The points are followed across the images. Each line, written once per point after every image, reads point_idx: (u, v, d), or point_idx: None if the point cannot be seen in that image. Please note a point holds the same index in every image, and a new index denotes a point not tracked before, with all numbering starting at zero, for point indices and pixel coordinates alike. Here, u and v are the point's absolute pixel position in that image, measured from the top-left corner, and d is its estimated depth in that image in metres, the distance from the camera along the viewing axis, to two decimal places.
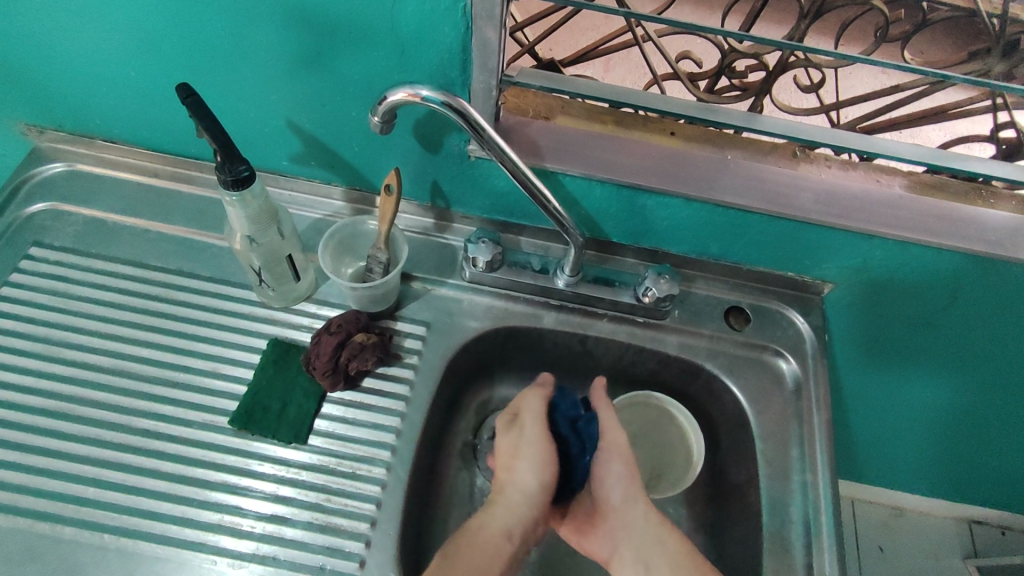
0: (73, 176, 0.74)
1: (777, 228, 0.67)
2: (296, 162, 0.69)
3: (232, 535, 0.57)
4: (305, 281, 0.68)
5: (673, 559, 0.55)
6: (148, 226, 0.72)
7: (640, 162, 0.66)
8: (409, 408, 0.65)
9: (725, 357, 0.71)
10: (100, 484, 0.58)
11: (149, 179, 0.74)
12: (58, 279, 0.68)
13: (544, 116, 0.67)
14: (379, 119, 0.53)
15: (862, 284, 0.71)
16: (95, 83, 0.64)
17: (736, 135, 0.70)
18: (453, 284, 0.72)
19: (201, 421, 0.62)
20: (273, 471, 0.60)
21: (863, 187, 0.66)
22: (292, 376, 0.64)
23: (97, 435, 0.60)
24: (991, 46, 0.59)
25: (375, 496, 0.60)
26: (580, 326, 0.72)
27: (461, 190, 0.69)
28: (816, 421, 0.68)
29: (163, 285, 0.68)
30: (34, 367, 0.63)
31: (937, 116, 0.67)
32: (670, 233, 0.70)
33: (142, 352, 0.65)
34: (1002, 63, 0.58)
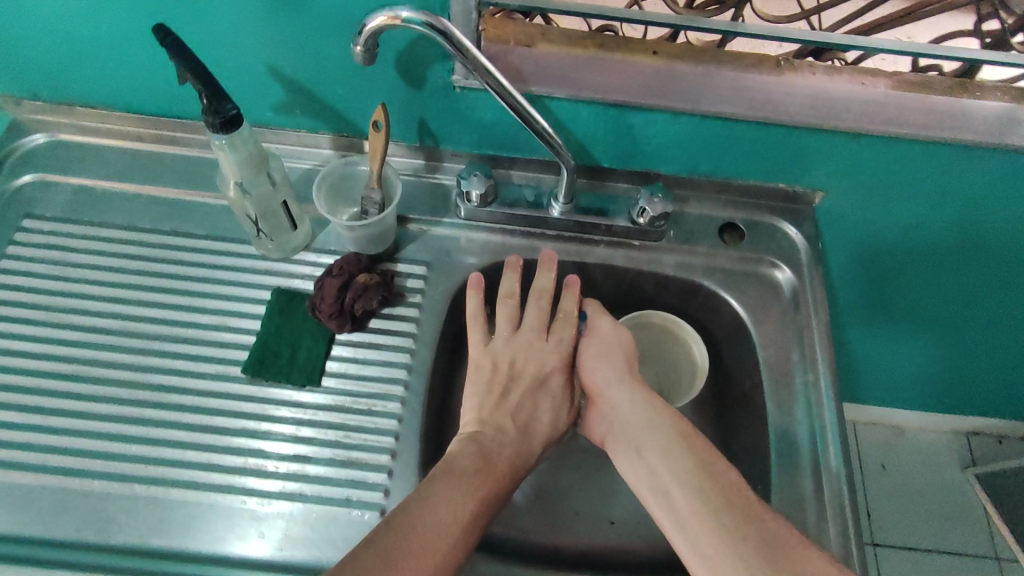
0: (56, 146, 0.73)
1: (766, 136, 0.67)
2: (281, 111, 0.69)
3: (258, 475, 0.59)
4: (302, 230, 0.68)
5: (666, 442, 0.58)
6: (139, 190, 0.71)
7: (625, 80, 0.66)
8: (418, 345, 0.66)
9: (722, 272, 0.72)
10: (124, 439, 0.59)
11: (133, 143, 0.73)
12: (55, 248, 0.68)
13: (527, 41, 0.66)
14: (361, 48, 0.52)
15: (852, 189, 0.72)
16: (68, 43, 0.63)
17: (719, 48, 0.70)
18: (449, 222, 0.73)
19: (215, 372, 0.63)
20: (290, 414, 0.62)
21: (849, 88, 0.66)
22: (299, 323, 0.65)
23: (114, 394, 0.61)
24: None
25: (392, 430, 0.62)
26: (577, 254, 0.73)
27: (449, 125, 0.69)
28: (815, 325, 0.69)
29: (161, 246, 0.69)
30: (43, 335, 0.64)
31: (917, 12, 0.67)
32: (660, 153, 0.70)
33: (148, 312, 0.65)
34: None
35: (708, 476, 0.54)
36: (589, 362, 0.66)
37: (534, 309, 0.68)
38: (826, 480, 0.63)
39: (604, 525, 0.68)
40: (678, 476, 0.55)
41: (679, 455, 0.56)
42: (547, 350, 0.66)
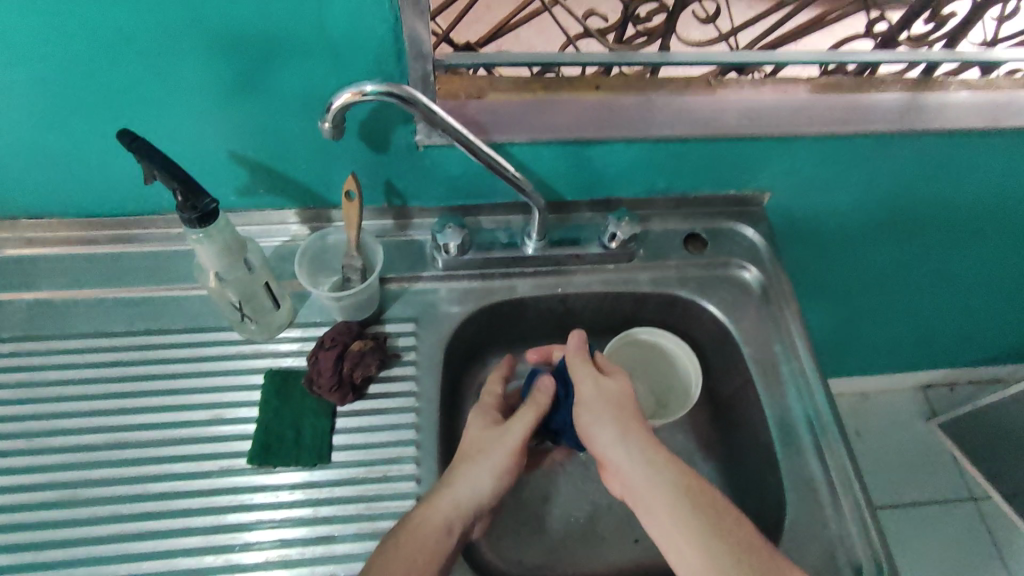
0: (5, 263, 0.69)
1: (713, 150, 0.72)
2: (245, 193, 0.68)
3: (283, 566, 0.57)
4: (284, 307, 0.67)
5: (674, 502, 0.55)
6: (103, 294, 0.69)
7: (577, 117, 0.69)
8: (421, 403, 0.66)
9: (694, 280, 0.76)
10: (132, 557, 0.56)
11: (88, 247, 0.71)
12: (20, 369, 0.64)
13: (476, 95, 0.69)
14: (330, 125, 0.54)
15: (795, 187, 0.78)
16: (14, 157, 0.61)
17: (655, 76, 0.75)
18: (428, 276, 0.74)
19: (218, 469, 0.60)
20: (305, 496, 0.60)
21: (777, 97, 0.73)
22: (298, 402, 0.64)
23: (113, 512, 0.58)
24: None
25: (413, 492, 0.61)
26: (558, 286, 0.75)
27: (416, 182, 0.70)
28: (788, 317, 0.74)
29: (137, 348, 0.66)
30: (24, 463, 0.60)
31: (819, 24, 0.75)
32: (619, 179, 0.74)
33: (135, 419, 0.62)
34: None
35: (716, 539, 0.53)
36: (584, 426, 0.62)
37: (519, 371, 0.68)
38: (830, 461, 0.66)
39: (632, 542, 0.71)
40: (687, 536, 0.53)
41: (687, 516, 0.54)
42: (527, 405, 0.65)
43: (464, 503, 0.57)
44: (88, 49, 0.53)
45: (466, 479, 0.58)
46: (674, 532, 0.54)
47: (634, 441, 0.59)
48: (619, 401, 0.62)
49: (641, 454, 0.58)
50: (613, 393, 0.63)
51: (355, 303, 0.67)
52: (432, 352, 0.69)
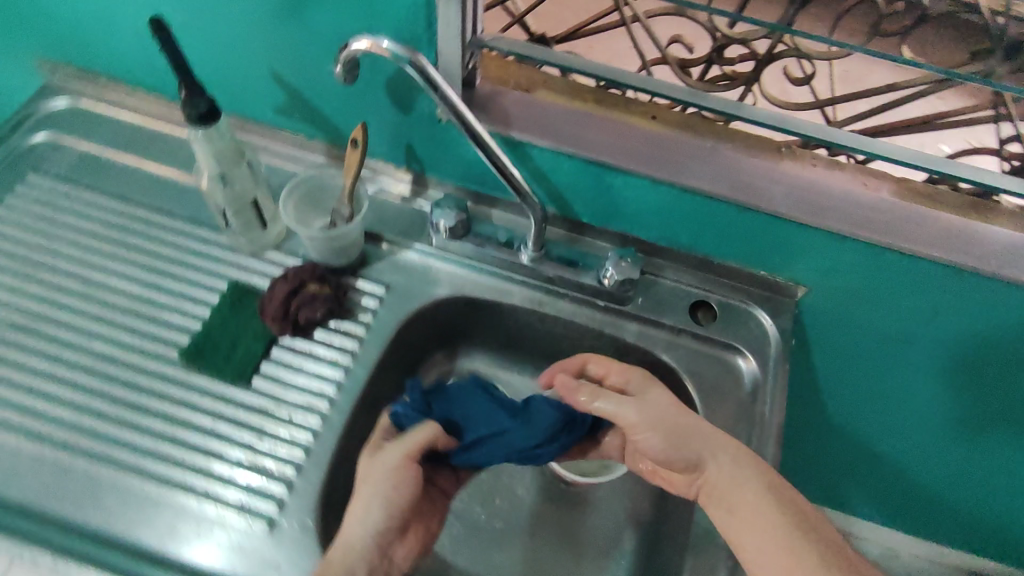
0: (76, 111, 0.77)
1: (750, 223, 0.65)
2: (279, 114, 0.70)
3: (165, 461, 0.59)
4: (274, 229, 0.69)
5: (754, 484, 0.54)
6: (137, 164, 0.75)
7: (613, 140, 0.64)
8: (355, 365, 0.66)
9: (685, 349, 0.70)
10: (50, 399, 0.61)
11: (142, 121, 0.77)
12: (47, 205, 0.72)
13: (524, 88, 0.66)
14: (341, 68, 0.53)
15: (838, 293, 0.68)
16: (94, 21, 0.67)
17: (721, 124, 0.68)
18: (419, 248, 0.72)
19: (154, 351, 0.64)
20: (213, 406, 0.62)
21: (845, 188, 0.63)
22: (245, 319, 0.65)
23: (56, 354, 0.63)
24: (994, 47, 0.56)
25: (307, 445, 0.61)
26: (540, 304, 0.71)
27: (434, 154, 0.68)
28: (769, 428, 0.65)
29: (141, 221, 0.71)
30: (11, 284, 0.67)
31: (933, 122, 0.65)
32: (640, 218, 0.68)
33: (110, 281, 0.67)
34: (1005, 64, 0.56)
35: (810, 533, 0.52)
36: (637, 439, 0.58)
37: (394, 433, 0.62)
38: None
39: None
40: (779, 525, 0.52)
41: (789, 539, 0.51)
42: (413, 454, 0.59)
43: (365, 547, 0.54)
44: None
45: (356, 517, 0.56)
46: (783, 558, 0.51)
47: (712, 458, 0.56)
48: (668, 419, 0.57)
49: (729, 464, 0.55)
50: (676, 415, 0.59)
51: (333, 249, 0.68)
52: (388, 321, 0.68)
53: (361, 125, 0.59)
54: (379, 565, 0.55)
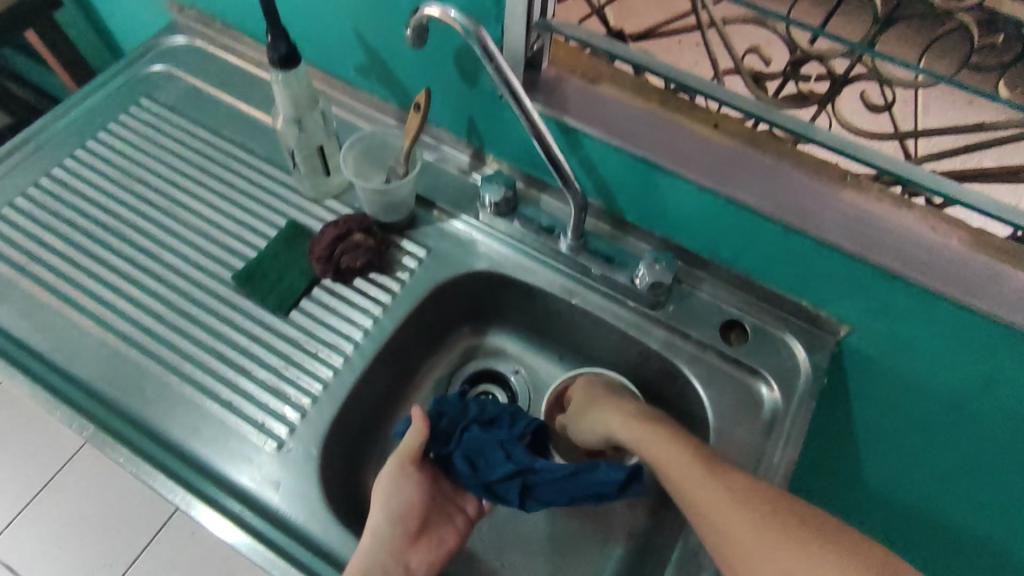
0: (191, 49, 0.86)
1: (795, 246, 0.62)
2: (360, 74, 0.75)
3: (201, 367, 0.65)
4: (336, 179, 0.74)
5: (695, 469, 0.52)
6: (232, 103, 0.82)
7: (667, 141, 0.64)
8: (384, 316, 0.69)
9: (707, 365, 0.68)
10: (119, 294, 0.69)
11: (243, 64, 0.84)
12: (152, 127, 0.80)
13: (590, 79, 0.67)
14: (411, 32, 0.57)
15: (881, 335, 0.64)
16: None
17: (785, 142, 0.66)
18: (465, 219, 0.75)
19: (212, 270, 0.71)
20: (251, 328, 0.68)
21: (905, 227, 0.60)
22: (295, 255, 0.70)
23: (132, 256, 0.71)
24: None
25: (326, 380, 0.66)
26: (570, 293, 0.72)
27: (493, 130, 0.71)
28: (778, 460, 0.62)
29: (224, 153, 0.78)
30: (109, 190, 0.76)
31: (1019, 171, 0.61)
32: (683, 224, 0.68)
33: (188, 201, 0.75)
34: None
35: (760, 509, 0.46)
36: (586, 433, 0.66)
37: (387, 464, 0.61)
38: None
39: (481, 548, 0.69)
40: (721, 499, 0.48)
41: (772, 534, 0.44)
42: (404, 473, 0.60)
43: (379, 553, 0.54)
44: None
45: (367, 530, 0.56)
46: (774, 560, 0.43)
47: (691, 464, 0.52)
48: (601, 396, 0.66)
49: (691, 467, 0.52)
50: (655, 438, 0.57)
51: (384, 208, 0.72)
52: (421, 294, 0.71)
53: (426, 92, 0.63)
54: (395, 569, 0.54)
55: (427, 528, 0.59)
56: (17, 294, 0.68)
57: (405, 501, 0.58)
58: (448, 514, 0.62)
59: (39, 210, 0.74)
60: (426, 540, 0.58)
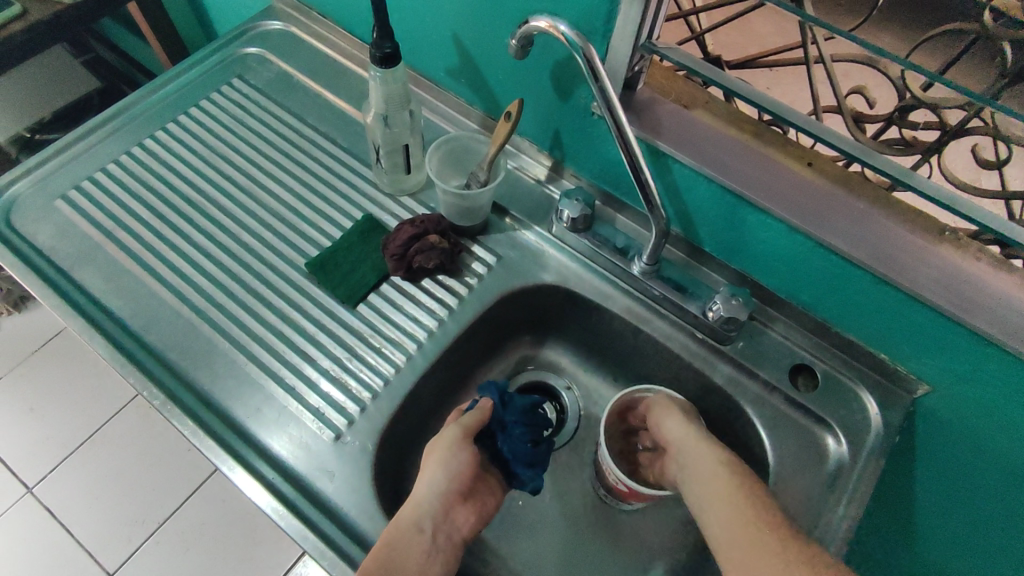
0: (286, 35, 0.88)
1: (884, 298, 0.60)
2: (450, 75, 0.76)
3: (268, 349, 0.66)
4: (415, 177, 0.75)
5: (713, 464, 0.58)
6: (320, 91, 0.84)
7: (759, 175, 0.62)
8: (449, 319, 0.69)
9: (772, 409, 0.66)
10: (197, 268, 0.70)
11: (334, 55, 0.86)
12: (242, 108, 0.83)
13: (684, 104, 0.66)
14: (516, 43, 0.57)
15: (966, 402, 0.61)
16: None
17: (883, 189, 0.64)
18: (537, 231, 0.75)
19: (287, 254, 0.72)
20: (319, 315, 0.69)
21: (1007, 292, 0.57)
22: (369, 250, 0.71)
23: (211, 233, 0.73)
24: None
25: (386, 376, 0.66)
26: (637, 318, 0.71)
27: (579, 146, 0.70)
28: (838, 518, 0.60)
29: (309, 141, 0.80)
30: (196, 166, 0.78)
31: None
32: (765, 261, 0.66)
33: (270, 184, 0.76)
34: None
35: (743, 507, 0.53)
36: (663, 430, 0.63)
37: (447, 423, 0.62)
38: None
39: (515, 556, 0.68)
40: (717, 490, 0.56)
41: (744, 515, 0.52)
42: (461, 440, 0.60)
43: (435, 504, 0.55)
44: None
45: (423, 484, 0.57)
46: (756, 554, 0.49)
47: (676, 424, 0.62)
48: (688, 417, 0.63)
49: (701, 455, 0.59)
50: (694, 442, 0.60)
51: (463, 211, 0.72)
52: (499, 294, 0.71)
53: (520, 102, 0.62)
54: (442, 523, 0.55)
55: (473, 495, 0.60)
56: (101, 257, 0.71)
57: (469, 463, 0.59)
58: (486, 483, 0.63)
59: (130, 178, 0.76)
60: (471, 504, 0.59)
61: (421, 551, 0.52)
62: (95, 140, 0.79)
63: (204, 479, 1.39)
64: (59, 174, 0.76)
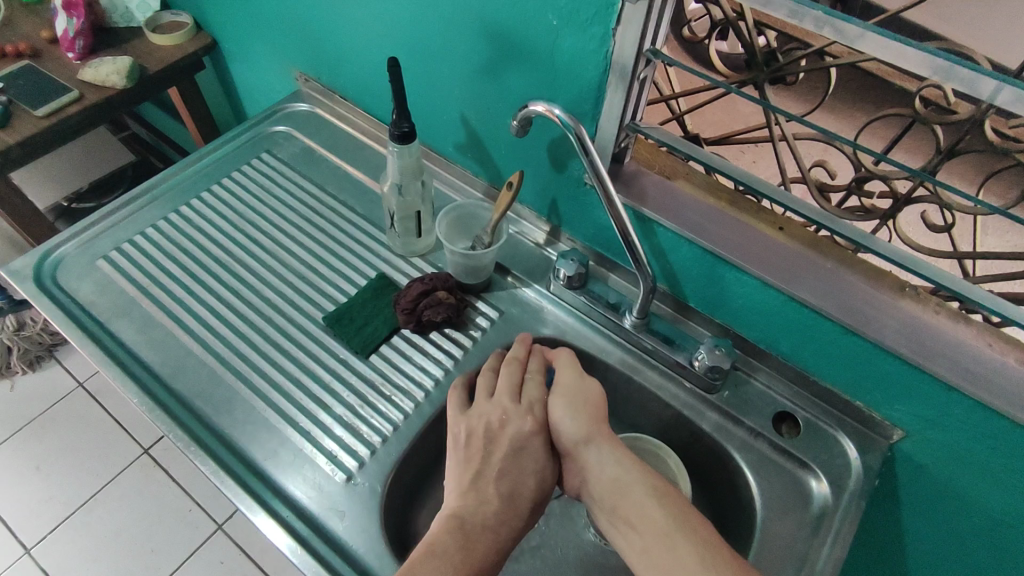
0: (311, 116, 0.99)
1: (854, 347, 0.66)
2: (458, 151, 0.85)
3: (285, 397, 0.71)
4: (424, 240, 0.82)
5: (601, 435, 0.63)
6: (341, 165, 0.93)
7: (735, 237, 0.69)
8: (454, 369, 0.75)
9: (757, 453, 0.70)
10: (224, 322, 0.77)
11: (354, 133, 0.96)
12: (269, 179, 0.91)
13: (666, 175, 0.75)
14: (516, 123, 0.65)
15: (938, 445, 0.65)
16: (349, 56, 0.87)
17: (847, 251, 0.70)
18: (537, 288, 0.81)
19: (306, 309, 0.78)
20: (334, 365, 0.74)
21: (962, 341, 0.62)
22: (381, 305, 0.77)
23: (238, 290, 0.79)
24: None
25: (396, 422, 0.70)
26: (629, 369, 0.76)
27: (573, 212, 0.78)
28: (824, 557, 0.63)
29: (330, 208, 0.88)
30: (225, 230, 0.85)
31: None
32: (745, 315, 0.72)
33: (293, 246, 0.84)
34: None
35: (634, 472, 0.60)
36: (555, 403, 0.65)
37: (508, 371, 0.69)
38: None
39: None
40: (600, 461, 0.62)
41: (630, 483, 0.59)
42: (517, 401, 0.66)
43: (514, 478, 0.62)
44: (415, 15, 0.73)
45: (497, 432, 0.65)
46: (630, 511, 0.58)
47: (563, 401, 0.65)
48: (591, 401, 0.65)
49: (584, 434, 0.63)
50: (581, 415, 0.64)
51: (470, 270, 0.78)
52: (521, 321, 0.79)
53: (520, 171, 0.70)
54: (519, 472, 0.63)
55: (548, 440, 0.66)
56: (137, 311, 0.77)
57: (541, 421, 0.66)
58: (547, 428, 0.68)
59: (166, 241, 0.84)
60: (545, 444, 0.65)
61: (497, 514, 0.60)
62: (136, 207, 0.87)
63: (204, 539, 1.39)
64: (101, 237, 0.83)
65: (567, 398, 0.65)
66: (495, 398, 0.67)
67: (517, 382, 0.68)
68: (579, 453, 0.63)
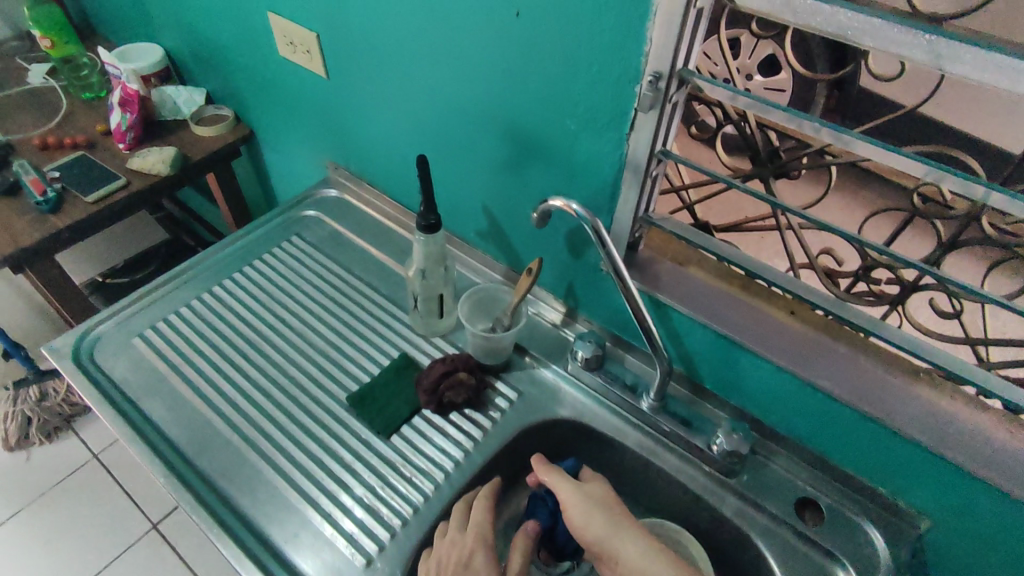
0: (340, 202, 1.05)
1: (871, 433, 0.66)
2: (479, 236, 0.89)
3: (307, 477, 0.72)
4: (446, 321, 0.85)
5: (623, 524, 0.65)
6: (367, 248, 0.98)
7: (748, 323, 0.72)
8: (474, 450, 0.75)
9: (781, 542, 0.69)
10: (250, 400, 0.79)
11: (381, 219, 1.02)
12: (298, 261, 0.96)
13: (678, 261, 0.78)
14: (536, 215, 0.69)
15: (966, 535, 0.65)
16: (380, 149, 0.94)
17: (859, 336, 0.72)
18: (555, 369, 0.83)
19: (329, 388, 0.80)
20: (356, 445, 0.75)
21: (981, 429, 0.63)
22: (403, 385, 0.80)
23: (265, 369, 0.82)
24: None
25: (416, 504, 0.71)
26: (647, 451, 0.77)
27: (589, 296, 0.81)
28: None
29: (355, 289, 0.92)
30: (255, 310, 0.89)
31: None
32: (760, 398, 0.73)
33: (320, 326, 0.87)
34: None
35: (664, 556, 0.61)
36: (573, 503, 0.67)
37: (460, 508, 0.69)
38: None
39: None
40: (624, 552, 0.63)
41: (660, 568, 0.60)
42: (465, 531, 0.66)
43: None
44: (443, 116, 0.80)
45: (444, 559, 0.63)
46: None
47: (581, 496, 0.67)
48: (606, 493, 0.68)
49: (607, 525, 0.65)
50: (595, 510, 0.66)
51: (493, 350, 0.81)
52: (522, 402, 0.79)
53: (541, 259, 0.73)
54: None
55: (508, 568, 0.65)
56: (167, 390, 0.79)
57: (485, 539, 0.65)
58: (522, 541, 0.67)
59: (198, 321, 0.87)
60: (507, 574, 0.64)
61: None
62: (172, 287, 0.91)
63: None
64: (137, 316, 0.87)
65: (582, 495, 0.67)
66: (447, 534, 0.66)
67: (466, 514, 0.68)
68: (607, 547, 0.64)
